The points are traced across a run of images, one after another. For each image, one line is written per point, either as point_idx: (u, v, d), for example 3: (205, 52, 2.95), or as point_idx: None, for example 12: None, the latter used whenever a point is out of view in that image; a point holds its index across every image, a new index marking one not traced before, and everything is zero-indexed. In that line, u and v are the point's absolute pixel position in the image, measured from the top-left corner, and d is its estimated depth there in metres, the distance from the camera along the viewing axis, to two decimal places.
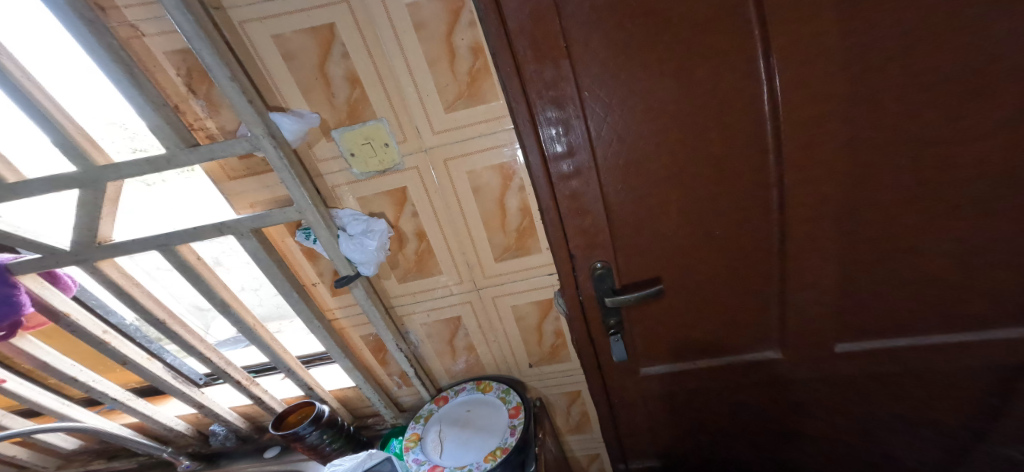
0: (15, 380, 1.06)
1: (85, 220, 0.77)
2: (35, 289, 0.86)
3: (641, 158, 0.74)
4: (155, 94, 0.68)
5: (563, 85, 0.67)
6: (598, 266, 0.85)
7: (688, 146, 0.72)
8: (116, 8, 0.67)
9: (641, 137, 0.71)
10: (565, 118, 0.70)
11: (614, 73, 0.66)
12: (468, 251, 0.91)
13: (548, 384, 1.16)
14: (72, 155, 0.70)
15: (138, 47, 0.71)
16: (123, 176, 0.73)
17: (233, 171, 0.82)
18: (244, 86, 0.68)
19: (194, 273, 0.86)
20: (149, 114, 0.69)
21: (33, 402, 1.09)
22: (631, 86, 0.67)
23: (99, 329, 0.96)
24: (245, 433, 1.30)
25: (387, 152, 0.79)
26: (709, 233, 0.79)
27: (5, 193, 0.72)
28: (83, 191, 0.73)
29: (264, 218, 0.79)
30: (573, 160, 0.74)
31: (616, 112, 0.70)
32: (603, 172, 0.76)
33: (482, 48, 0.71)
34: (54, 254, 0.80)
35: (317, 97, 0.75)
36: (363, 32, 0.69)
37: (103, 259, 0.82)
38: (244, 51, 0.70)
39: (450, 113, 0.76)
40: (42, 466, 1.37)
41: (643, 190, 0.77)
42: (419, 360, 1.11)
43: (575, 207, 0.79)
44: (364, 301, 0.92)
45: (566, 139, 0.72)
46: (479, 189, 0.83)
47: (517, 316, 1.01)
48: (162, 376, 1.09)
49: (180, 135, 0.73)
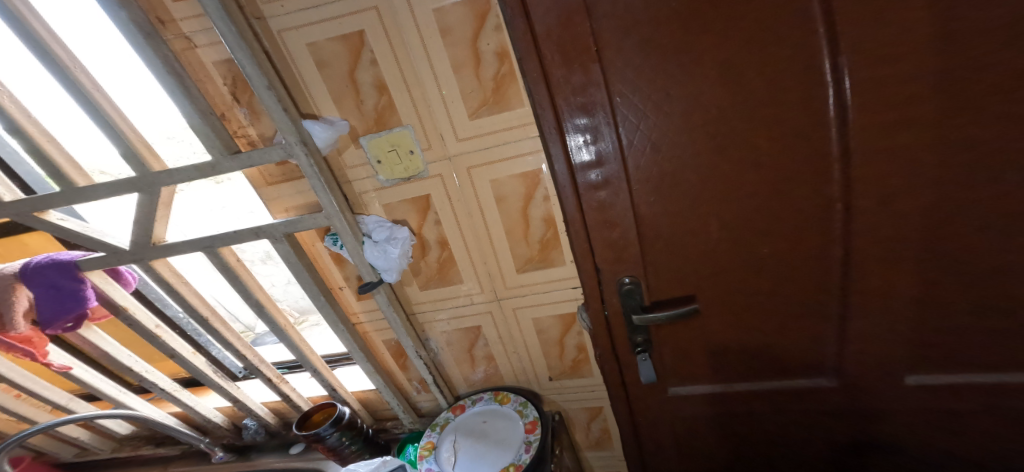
0: (82, 367, 1.14)
1: (141, 221, 0.82)
2: (100, 284, 0.92)
3: (677, 166, 0.68)
4: (202, 103, 0.71)
5: (591, 90, 0.64)
6: (627, 281, 0.80)
7: (731, 155, 0.65)
8: (174, 21, 0.72)
9: (674, 146, 0.66)
10: (595, 125, 0.67)
11: (648, 76, 0.62)
12: (490, 260, 0.88)
13: (569, 399, 1.12)
14: (133, 160, 0.75)
15: (191, 58, 0.75)
16: (175, 181, 0.77)
17: (270, 177, 0.85)
18: (280, 95, 0.71)
19: (234, 274, 0.89)
20: (196, 121, 0.73)
21: (94, 388, 1.16)
22: (665, 89, 0.62)
23: (152, 324, 1.02)
24: (274, 428, 1.33)
25: (412, 160, 0.79)
26: (752, 248, 0.72)
27: (76, 197, 0.79)
28: (141, 194, 0.78)
29: (297, 224, 0.80)
30: (602, 167, 0.70)
31: (647, 118, 0.65)
32: (633, 181, 0.71)
33: (508, 54, 0.69)
34: (115, 253, 0.86)
35: (348, 104, 0.76)
36: (391, 40, 0.69)
37: (156, 259, 0.86)
38: (282, 60, 0.73)
39: (474, 120, 0.74)
40: (99, 449, 1.46)
41: (677, 200, 0.71)
42: (439, 367, 1.10)
43: (604, 217, 0.75)
44: (386, 307, 0.91)
45: (594, 147, 0.68)
46: (503, 197, 0.81)
47: (538, 329, 0.97)
48: (204, 372, 1.14)
49: (223, 141, 0.76)
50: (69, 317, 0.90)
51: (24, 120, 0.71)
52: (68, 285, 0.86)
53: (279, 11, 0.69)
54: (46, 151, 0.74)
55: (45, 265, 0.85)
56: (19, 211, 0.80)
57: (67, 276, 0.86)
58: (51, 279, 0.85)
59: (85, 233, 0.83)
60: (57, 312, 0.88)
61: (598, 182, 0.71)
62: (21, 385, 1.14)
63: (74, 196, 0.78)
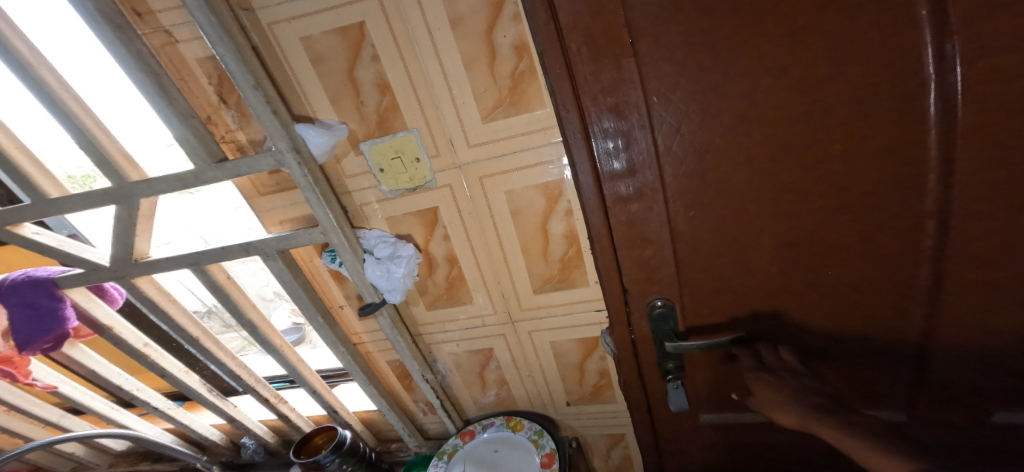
0: (69, 384, 1.08)
1: (121, 236, 0.74)
2: (83, 303, 0.85)
3: (736, 185, 0.51)
4: (183, 105, 0.63)
5: (624, 87, 0.48)
6: (658, 304, 0.62)
7: (816, 171, 0.47)
8: (152, 13, 0.64)
9: (733, 159, 0.49)
10: (628, 129, 0.50)
11: (703, 67, 0.45)
12: (504, 279, 0.79)
13: (588, 425, 1.03)
14: (105, 169, 0.67)
15: (172, 54, 0.67)
16: (154, 192, 0.69)
17: (263, 187, 0.77)
18: (269, 95, 0.62)
19: (223, 293, 0.81)
20: (174, 126, 0.65)
21: (84, 406, 1.10)
22: (726, 85, 0.45)
23: (140, 343, 0.95)
24: (273, 447, 1.26)
25: (418, 168, 0.70)
26: (836, 290, 0.54)
27: (49, 210, 0.71)
28: (119, 206, 0.71)
29: (290, 240, 0.72)
30: (635, 185, 0.54)
31: (697, 124, 0.48)
32: (674, 202, 0.54)
33: (528, 47, 0.60)
34: (95, 269, 0.79)
35: (346, 106, 0.67)
36: (395, 32, 0.61)
37: (140, 276, 0.79)
38: (274, 57, 0.64)
39: (488, 123, 0.65)
40: (96, 464, 1.41)
41: (734, 228, 0.54)
42: (447, 389, 1.01)
43: (637, 246, 0.59)
44: (389, 329, 0.83)
45: (627, 156, 0.52)
46: (520, 210, 0.71)
47: (556, 352, 0.89)
48: (198, 391, 1.08)
49: (208, 149, 0.68)
50: (48, 337, 0.83)
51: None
52: (46, 304, 0.80)
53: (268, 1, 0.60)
54: (13, 158, 0.67)
55: (20, 283, 0.79)
56: None
57: (44, 295, 0.80)
58: (28, 298, 0.79)
59: (60, 247, 0.76)
60: (33, 333, 0.82)
61: (630, 200, 0.55)
62: (10, 402, 1.09)
63: (47, 208, 0.71)
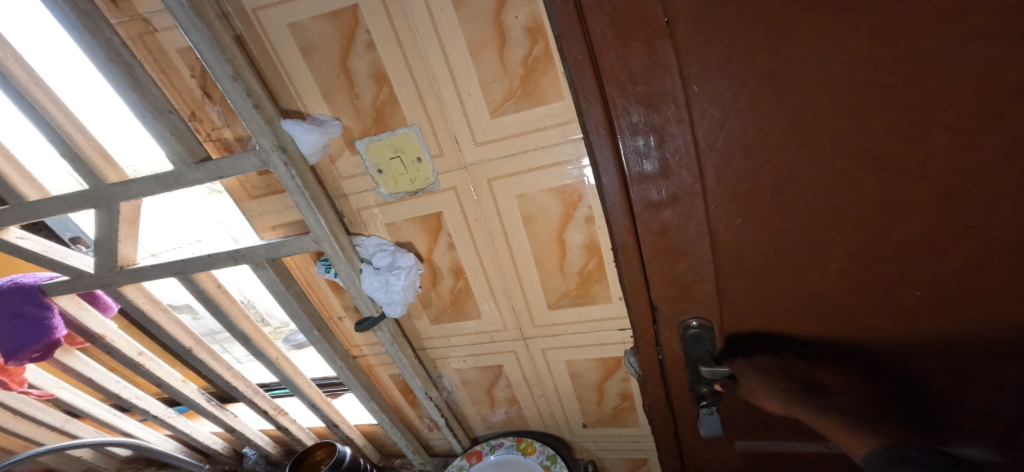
0: (71, 391, 1.00)
1: (101, 242, 0.66)
2: (71, 310, 0.79)
3: (815, 208, 0.36)
4: (158, 98, 0.53)
5: (658, 71, 0.33)
6: (693, 327, 0.45)
7: (938, 190, 0.32)
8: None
9: (814, 173, 0.34)
10: (662, 125, 0.35)
11: (777, 44, 0.30)
12: (515, 293, 0.71)
13: (606, 448, 0.93)
14: (82, 170, 0.58)
15: (150, 44, 0.57)
16: (134, 198, 0.60)
17: (252, 189, 0.67)
18: (251, 88, 0.54)
19: (213, 303, 0.74)
20: (146, 122, 0.54)
21: (89, 413, 1.04)
22: (813, 68, 0.30)
23: (134, 352, 0.89)
24: (276, 458, 1.20)
25: (420, 169, 0.62)
26: (951, 356, 0.38)
27: (29, 214, 0.63)
28: (98, 210, 0.61)
29: (281, 247, 0.63)
30: (671, 201, 0.39)
31: (762, 123, 0.34)
32: (725, 227, 0.39)
33: (543, 29, 0.51)
34: (80, 277, 0.71)
35: (340, 100, 0.59)
36: (393, 16, 0.53)
37: (128, 285, 0.71)
38: (260, 46, 0.57)
39: (497, 118, 0.57)
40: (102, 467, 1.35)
41: (808, 265, 0.39)
42: (452, 405, 0.94)
43: (674, 281, 0.43)
44: (389, 345, 0.76)
45: (661, 161, 0.37)
46: (533, 217, 0.63)
47: (573, 372, 0.80)
48: (196, 400, 1.02)
49: (187, 147, 0.57)
50: (37, 345, 0.76)
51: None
52: (33, 312, 0.74)
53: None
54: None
55: (6, 290, 0.73)
56: None
57: (31, 302, 0.74)
58: (13, 306, 0.73)
59: (45, 253, 0.68)
60: (21, 342, 0.75)
61: (668, 218, 0.39)
62: (14, 408, 1.01)
63: (27, 213, 0.63)
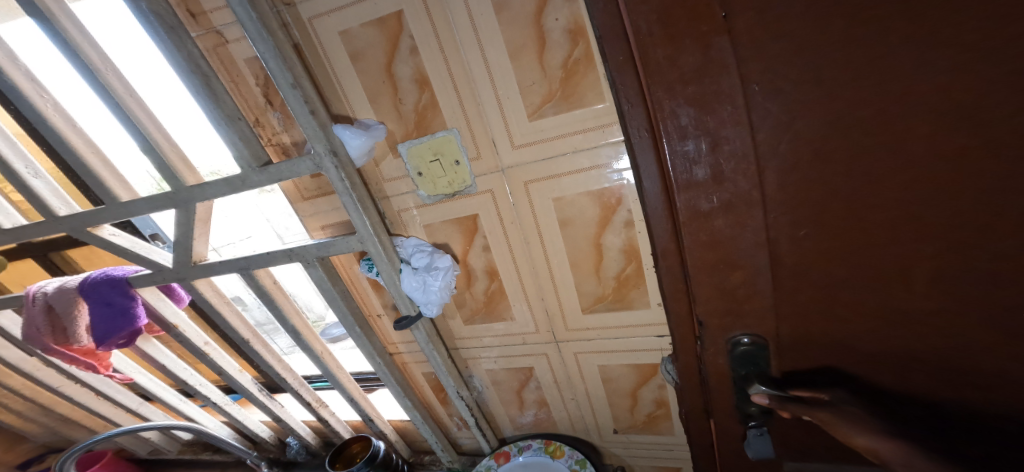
0: (145, 376, 1.05)
1: (180, 238, 0.69)
2: (151, 300, 0.81)
3: (910, 230, 0.28)
4: (230, 107, 0.56)
5: (710, 65, 0.28)
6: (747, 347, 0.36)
7: None
8: (204, 13, 0.57)
9: (908, 186, 0.27)
10: (719, 129, 0.29)
11: (861, 32, 0.25)
12: (549, 296, 0.71)
13: (637, 455, 0.91)
14: (165, 174, 0.61)
15: (223, 57, 0.59)
16: (209, 198, 0.63)
17: (306, 191, 0.69)
18: (307, 95, 0.56)
19: (270, 298, 0.76)
20: (219, 128, 0.56)
21: (159, 397, 1.08)
22: (912, 58, 0.24)
23: (202, 341, 0.91)
24: (315, 449, 1.22)
25: (457, 172, 0.63)
26: None
27: (117, 213, 0.65)
28: (177, 210, 0.65)
29: (330, 246, 0.65)
30: (726, 217, 0.32)
31: (839, 122, 0.27)
32: (788, 245, 0.32)
33: (584, 30, 0.51)
34: (159, 271, 0.74)
35: (384, 105, 0.60)
36: (434, 21, 0.54)
37: (200, 279, 0.75)
38: (313, 53, 0.58)
39: (535, 121, 0.57)
40: (166, 450, 1.35)
41: (897, 297, 0.31)
42: (482, 405, 0.94)
43: (726, 312, 0.36)
44: (425, 344, 0.77)
45: (718, 169, 0.30)
46: (570, 221, 0.63)
47: (605, 377, 0.79)
48: (249, 389, 1.04)
49: (252, 152, 0.59)
50: (122, 334, 0.78)
51: (63, 125, 0.59)
52: (120, 301, 0.76)
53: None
54: (90, 163, 0.61)
55: (98, 281, 0.76)
56: (74, 226, 0.69)
57: (120, 293, 0.76)
58: (105, 296, 0.76)
59: (132, 248, 0.71)
60: (107, 330, 0.77)
61: (718, 237, 0.33)
62: (97, 388, 1.08)
63: (118, 213, 0.66)
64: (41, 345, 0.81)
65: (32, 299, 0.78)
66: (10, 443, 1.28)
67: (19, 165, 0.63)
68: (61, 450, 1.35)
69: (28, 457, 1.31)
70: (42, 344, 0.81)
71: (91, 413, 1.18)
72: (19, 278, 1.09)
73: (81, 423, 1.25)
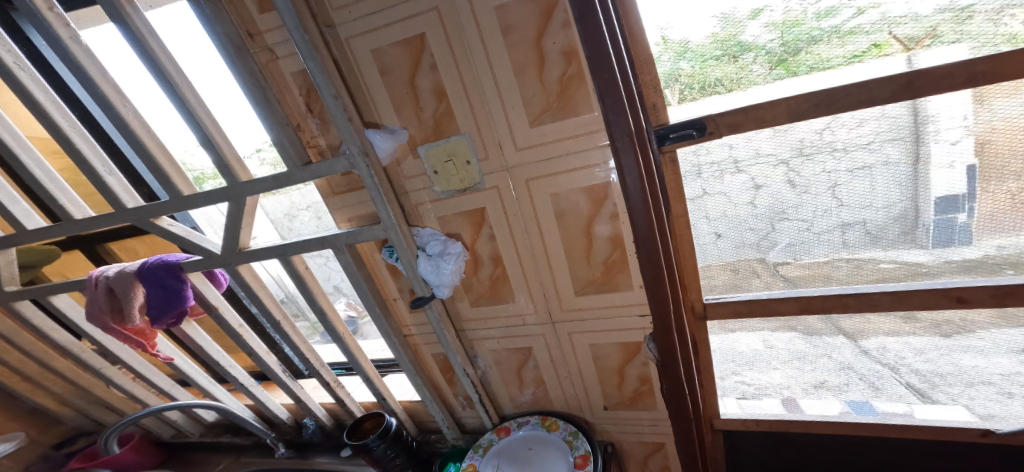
0: (181, 357, 1.14)
1: (229, 228, 0.79)
2: (198, 284, 0.91)
3: None
4: (281, 114, 0.67)
5: None
6: None
7: None
8: (260, 34, 0.67)
9: None
10: None
11: None
12: (546, 281, 0.81)
13: (624, 431, 1.01)
14: (223, 171, 0.73)
15: (273, 70, 0.69)
16: (257, 192, 0.74)
17: (337, 187, 0.79)
18: (346, 104, 0.66)
19: (303, 281, 0.86)
20: (272, 132, 0.68)
21: (192, 377, 1.17)
22: None
23: (237, 323, 1.01)
24: (330, 429, 1.30)
25: (468, 171, 0.72)
26: None
27: (178, 204, 0.77)
28: (230, 203, 0.76)
29: (359, 234, 0.75)
30: None
31: None
32: None
33: (577, 53, 0.61)
34: (208, 256, 0.84)
35: (406, 111, 0.70)
36: (451, 41, 0.64)
37: (242, 264, 0.84)
38: (349, 69, 0.69)
39: (535, 127, 0.67)
40: (189, 432, 1.43)
41: None
42: (485, 385, 1.04)
43: None
44: (437, 323, 0.86)
45: None
46: (565, 213, 0.73)
47: (596, 356, 0.89)
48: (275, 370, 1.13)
49: (298, 153, 0.70)
50: (172, 314, 0.88)
51: (142, 131, 0.70)
52: (173, 284, 0.86)
53: (347, 17, 0.65)
54: (159, 161, 0.73)
55: (155, 266, 0.85)
56: (138, 216, 0.79)
57: (173, 277, 0.86)
58: (159, 279, 0.85)
59: (187, 236, 0.81)
60: (161, 310, 0.86)
61: None
62: (136, 370, 1.17)
63: (179, 204, 0.77)
64: (99, 324, 0.90)
65: (94, 282, 0.87)
66: (46, 425, 1.38)
67: (96, 163, 0.75)
68: (91, 433, 1.44)
69: (63, 438, 1.40)
70: (101, 323, 0.90)
71: (125, 394, 1.27)
72: (62, 269, 1.19)
73: (113, 406, 1.34)
